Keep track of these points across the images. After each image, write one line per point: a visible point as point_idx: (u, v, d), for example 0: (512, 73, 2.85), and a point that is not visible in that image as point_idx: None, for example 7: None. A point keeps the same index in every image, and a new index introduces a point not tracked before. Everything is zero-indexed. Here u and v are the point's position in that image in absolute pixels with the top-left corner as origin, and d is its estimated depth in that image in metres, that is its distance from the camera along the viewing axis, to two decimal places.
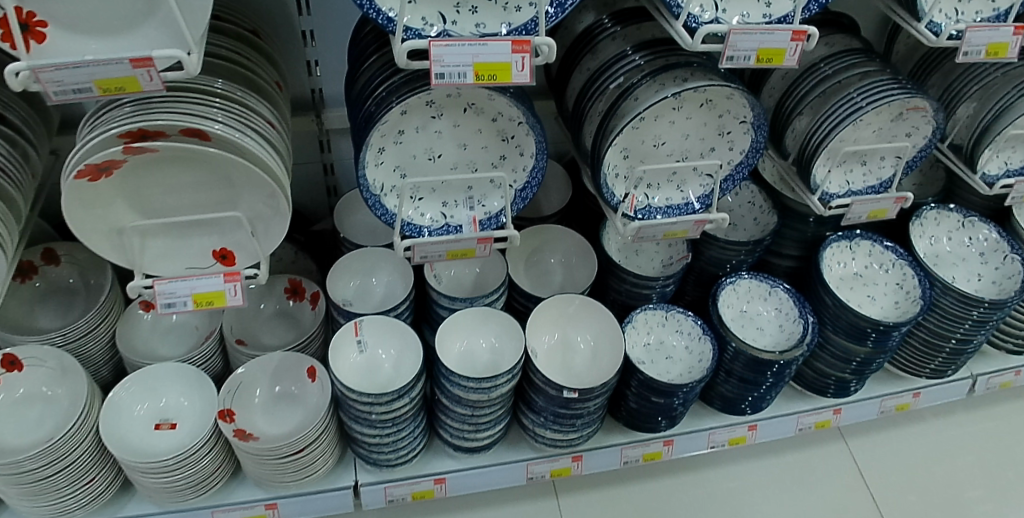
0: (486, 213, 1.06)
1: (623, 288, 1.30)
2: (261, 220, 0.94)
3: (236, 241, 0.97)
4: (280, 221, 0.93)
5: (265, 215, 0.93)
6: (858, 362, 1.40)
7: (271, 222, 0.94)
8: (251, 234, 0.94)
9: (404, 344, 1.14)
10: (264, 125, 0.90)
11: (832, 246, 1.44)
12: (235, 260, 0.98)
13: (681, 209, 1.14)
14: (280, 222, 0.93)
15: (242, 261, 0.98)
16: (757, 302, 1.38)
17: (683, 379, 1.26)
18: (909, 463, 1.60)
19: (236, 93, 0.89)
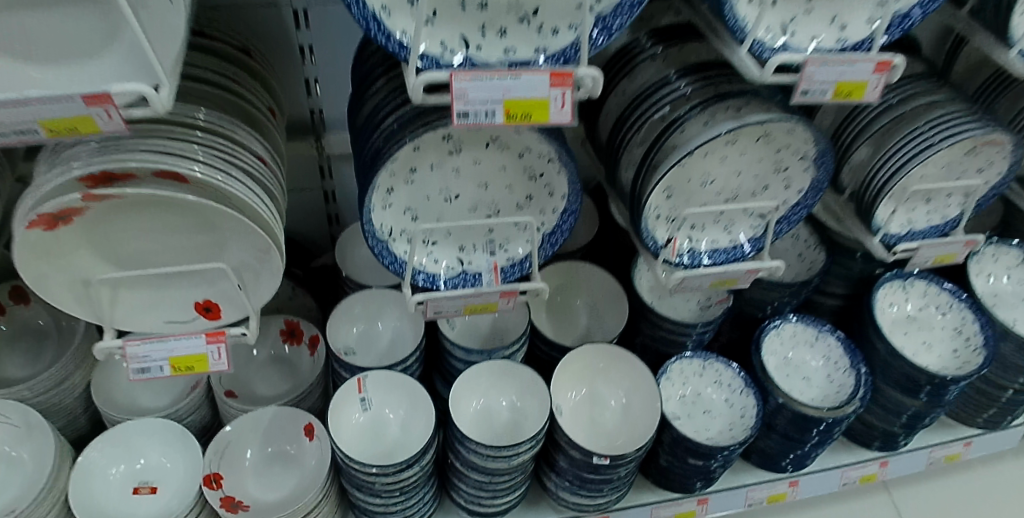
0: (509, 260, 0.93)
1: (657, 334, 1.17)
2: (249, 271, 0.82)
3: (221, 295, 0.84)
4: (270, 277, 0.81)
5: (251, 266, 0.81)
6: (909, 416, 1.26)
7: (261, 273, 0.81)
8: (237, 287, 0.82)
9: (412, 401, 1.02)
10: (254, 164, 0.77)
11: (884, 286, 1.31)
12: (221, 314, 0.85)
13: (728, 257, 1.02)
14: (270, 275, 0.81)
15: (229, 314, 0.85)
16: (804, 349, 1.25)
17: (723, 437, 1.12)
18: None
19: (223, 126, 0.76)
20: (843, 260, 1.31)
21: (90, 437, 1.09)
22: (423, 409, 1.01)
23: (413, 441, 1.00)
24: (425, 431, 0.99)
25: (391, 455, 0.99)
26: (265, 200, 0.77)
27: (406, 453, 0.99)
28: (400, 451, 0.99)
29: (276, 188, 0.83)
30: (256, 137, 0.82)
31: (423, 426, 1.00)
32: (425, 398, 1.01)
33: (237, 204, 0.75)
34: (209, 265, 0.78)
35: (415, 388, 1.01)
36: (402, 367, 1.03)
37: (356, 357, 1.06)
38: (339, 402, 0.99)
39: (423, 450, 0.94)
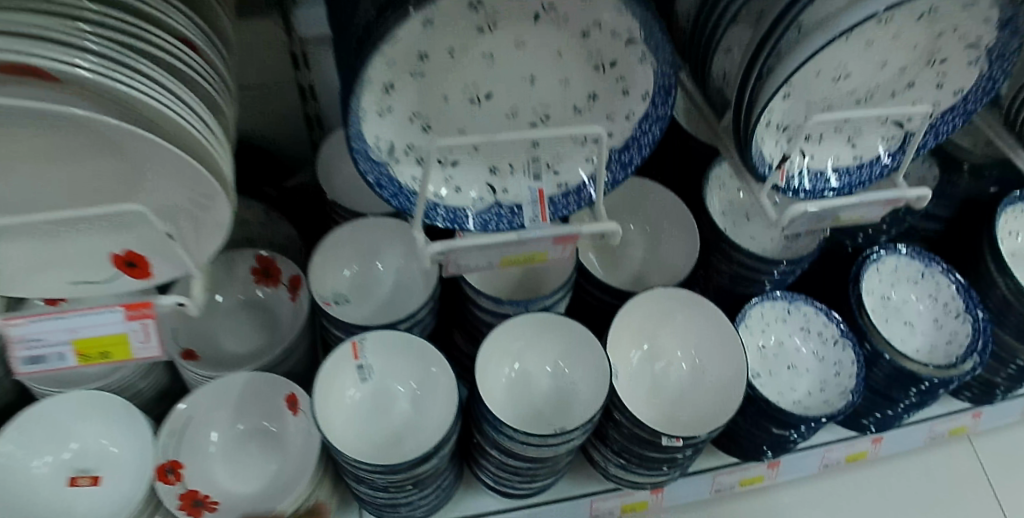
0: (561, 188, 0.66)
1: (730, 273, 0.90)
2: (181, 214, 0.59)
3: (148, 242, 0.60)
4: (215, 230, 0.59)
5: (180, 209, 0.58)
6: (1017, 368, 1.00)
7: (203, 225, 0.59)
8: (166, 237, 0.59)
9: (425, 371, 0.79)
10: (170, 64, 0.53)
11: (1008, 210, 1.04)
12: (151, 271, 0.61)
13: (856, 182, 0.75)
14: (214, 228, 0.58)
15: (164, 272, 0.61)
16: (907, 287, 1.00)
17: (813, 403, 0.90)
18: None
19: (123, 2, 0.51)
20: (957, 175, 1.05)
21: (20, 404, 0.87)
22: (442, 381, 0.77)
23: (429, 423, 0.77)
24: (445, 411, 0.76)
25: (400, 441, 0.77)
26: (191, 119, 0.53)
27: (420, 439, 0.76)
28: (413, 435, 0.77)
29: (216, 92, 0.60)
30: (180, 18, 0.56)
31: (441, 404, 0.77)
32: (442, 368, 0.77)
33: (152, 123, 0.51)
34: (122, 208, 0.54)
35: (430, 351, 0.77)
36: (409, 323, 0.78)
37: (350, 308, 0.81)
38: (330, 377, 0.75)
39: (444, 440, 0.72)
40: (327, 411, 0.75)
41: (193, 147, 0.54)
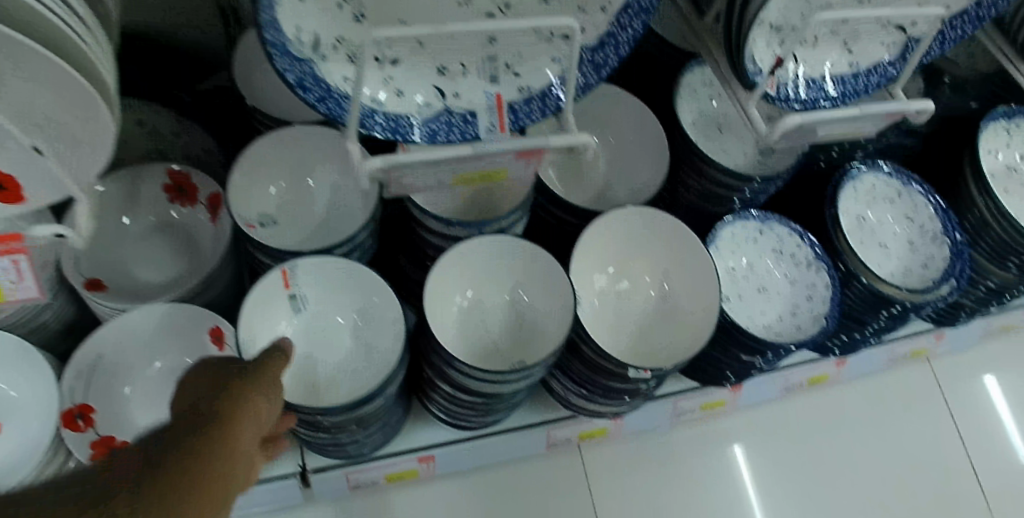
0: (522, 93, 0.56)
1: (698, 191, 0.83)
2: (52, 123, 0.47)
3: (15, 155, 0.49)
4: (100, 147, 0.49)
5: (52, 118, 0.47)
6: (988, 288, 1.00)
7: (83, 143, 0.49)
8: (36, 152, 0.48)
9: (368, 302, 0.70)
10: None
11: (989, 127, 0.99)
12: (24, 195, 0.51)
13: (851, 93, 0.67)
14: (100, 147, 0.49)
15: (46, 194, 0.52)
16: (884, 206, 0.95)
17: (782, 329, 0.85)
18: (1001, 395, 1.26)
19: None
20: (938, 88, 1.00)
21: None
22: (388, 312, 0.69)
23: (375, 358, 0.70)
24: (393, 346, 0.69)
25: (344, 378, 0.70)
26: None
27: (365, 376, 0.69)
28: (358, 372, 0.70)
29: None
30: None
31: (388, 337, 0.69)
32: (389, 299, 0.69)
33: (14, 14, 0.40)
34: None
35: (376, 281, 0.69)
36: (348, 247, 0.69)
37: (277, 232, 0.71)
38: (254, 310, 0.65)
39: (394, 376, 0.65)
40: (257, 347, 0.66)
41: (69, 50, 0.43)
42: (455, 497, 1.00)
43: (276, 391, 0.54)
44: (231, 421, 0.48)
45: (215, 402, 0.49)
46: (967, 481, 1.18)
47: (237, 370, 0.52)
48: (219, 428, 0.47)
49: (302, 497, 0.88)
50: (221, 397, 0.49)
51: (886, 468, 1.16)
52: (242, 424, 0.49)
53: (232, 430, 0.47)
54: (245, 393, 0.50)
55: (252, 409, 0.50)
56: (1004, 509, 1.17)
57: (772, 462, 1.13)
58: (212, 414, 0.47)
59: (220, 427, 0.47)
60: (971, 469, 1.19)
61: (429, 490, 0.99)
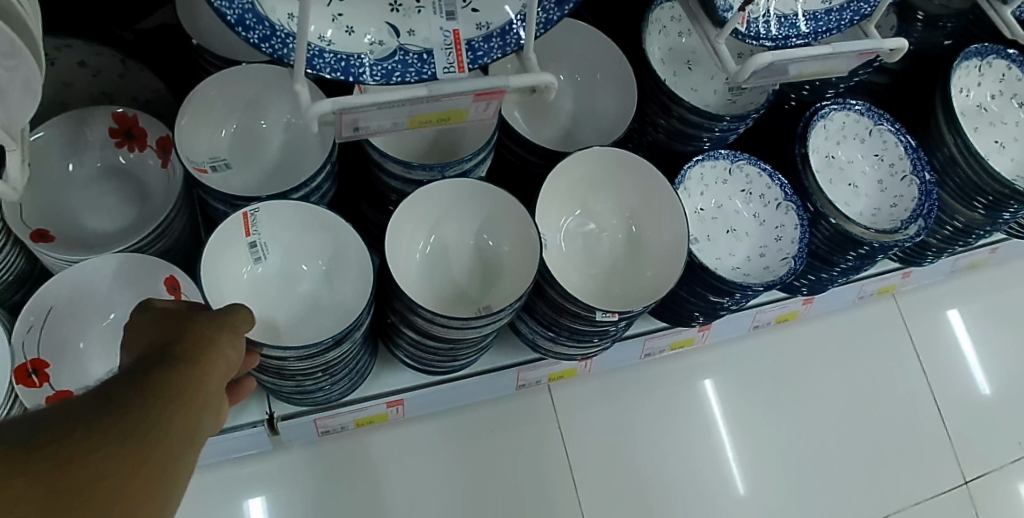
0: (481, 30, 0.52)
1: (668, 131, 0.81)
2: None
3: None
4: (27, 95, 0.43)
5: None
6: (955, 228, 1.01)
7: (6, 93, 0.43)
8: None
9: (335, 249, 0.69)
10: None
11: (961, 66, 0.98)
12: None
13: (822, 29, 0.64)
14: (25, 95, 0.43)
15: None
16: (853, 145, 0.94)
17: (750, 269, 0.85)
18: (961, 328, 1.30)
19: None
20: (912, 27, 0.97)
21: None
22: (353, 258, 0.68)
23: (339, 305, 0.68)
24: (358, 293, 0.68)
25: (309, 327, 0.68)
26: None
27: (328, 324, 0.68)
28: (322, 320, 0.68)
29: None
30: None
31: (353, 285, 0.68)
32: (356, 243, 0.67)
33: None
34: None
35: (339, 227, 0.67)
36: (306, 193, 0.66)
37: (232, 174, 0.69)
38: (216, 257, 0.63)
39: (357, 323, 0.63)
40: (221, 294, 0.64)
41: None
42: (425, 438, 1.01)
43: (240, 344, 0.50)
44: (195, 360, 0.43)
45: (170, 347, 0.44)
46: (926, 411, 1.22)
47: (188, 317, 0.48)
48: (181, 365, 0.42)
49: (271, 443, 0.88)
50: (177, 341, 0.45)
51: (849, 401, 1.19)
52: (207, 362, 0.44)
53: (201, 374, 0.43)
54: (207, 337, 0.46)
55: (215, 353, 0.46)
56: (959, 436, 1.22)
57: (740, 398, 1.15)
58: (170, 355, 0.43)
59: (180, 366, 0.42)
60: (930, 399, 1.23)
61: (400, 432, 1.00)
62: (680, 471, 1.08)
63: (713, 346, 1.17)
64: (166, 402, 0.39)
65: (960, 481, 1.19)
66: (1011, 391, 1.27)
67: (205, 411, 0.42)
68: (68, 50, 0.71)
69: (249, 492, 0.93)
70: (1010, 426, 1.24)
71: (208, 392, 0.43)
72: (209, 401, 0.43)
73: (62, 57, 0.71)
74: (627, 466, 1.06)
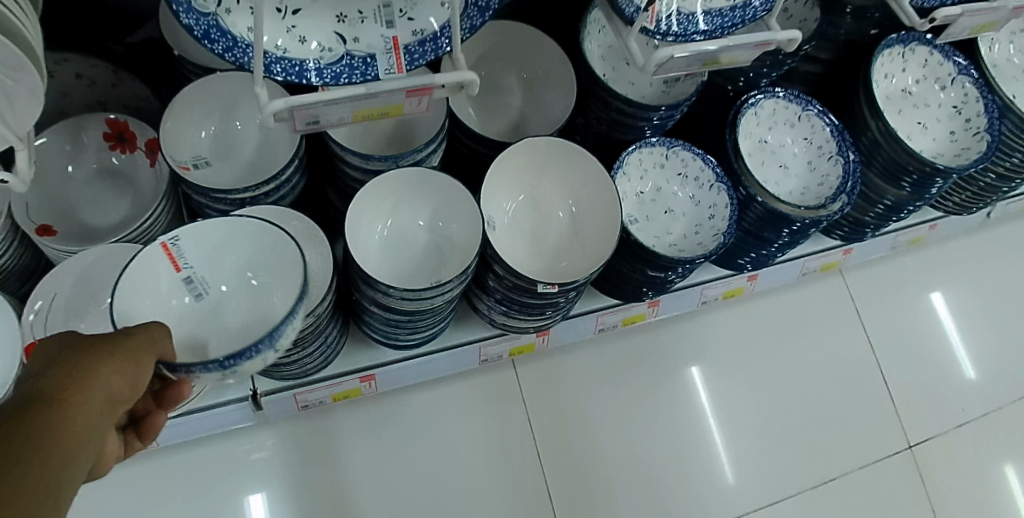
0: (417, 36, 0.61)
1: (606, 121, 0.90)
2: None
3: None
4: (32, 101, 0.50)
5: None
6: (885, 206, 1.11)
7: (16, 100, 0.50)
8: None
9: (258, 254, 0.72)
10: None
11: (883, 52, 1.06)
12: None
13: (727, 25, 0.71)
14: (31, 100, 0.50)
15: None
16: (782, 130, 1.02)
17: (686, 244, 0.94)
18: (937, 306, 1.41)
19: None
20: (839, 19, 1.01)
21: None
22: (289, 255, 0.71)
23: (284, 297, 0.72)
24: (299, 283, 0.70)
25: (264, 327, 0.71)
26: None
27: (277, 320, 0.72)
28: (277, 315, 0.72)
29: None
30: None
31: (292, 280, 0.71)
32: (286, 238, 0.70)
33: None
34: None
35: (271, 227, 0.71)
36: (276, 184, 0.75)
37: (211, 171, 0.78)
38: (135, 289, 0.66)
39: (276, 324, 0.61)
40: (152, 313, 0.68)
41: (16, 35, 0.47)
42: (402, 411, 1.10)
43: (137, 364, 0.53)
44: (61, 398, 0.49)
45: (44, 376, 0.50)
46: (872, 379, 1.31)
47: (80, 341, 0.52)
48: (47, 404, 0.48)
49: (256, 418, 0.97)
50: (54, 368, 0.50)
51: (800, 373, 1.28)
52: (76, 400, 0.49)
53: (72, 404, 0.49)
54: (86, 365, 0.51)
55: (94, 379, 0.50)
56: (905, 403, 1.31)
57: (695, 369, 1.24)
58: (39, 393, 0.48)
59: (51, 400, 0.48)
60: (875, 369, 1.32)
61: (378, 406, 1.09)
62: (640, 440, 1.17)
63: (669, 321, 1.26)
64: (24, 448, 0.45)
65: (905, 446, 1.28)
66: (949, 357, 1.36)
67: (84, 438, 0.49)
68: (65, 64, 0.79)
69: (239, 461, 1.03)
70: (952, 393, 1.34)
71: (79, 425, 0.49)
72: (85, 433, 0.49)
73: (61, 70, 0.80)
74: (591, 433, 1.15)
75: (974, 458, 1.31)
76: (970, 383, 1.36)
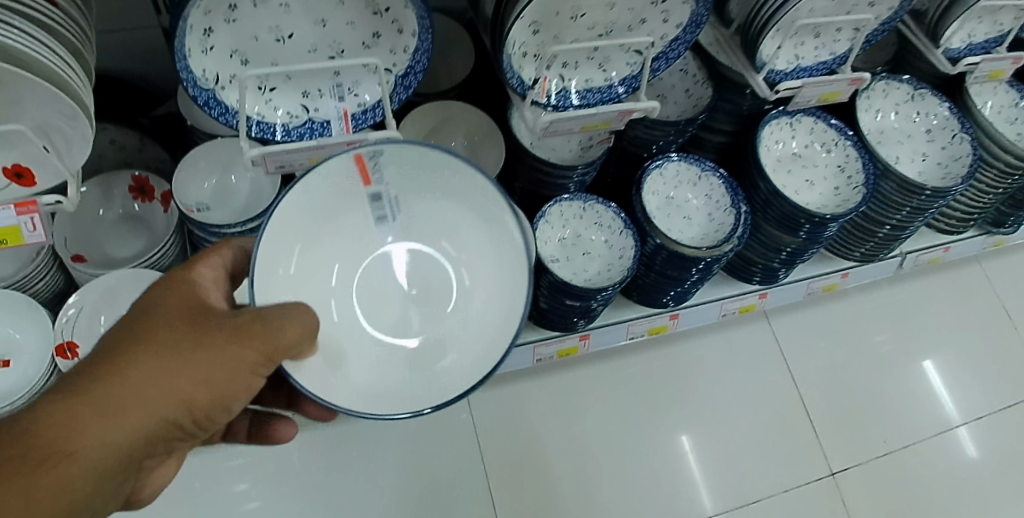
0: (360, 107, 0.84)
1: (530, 179, 1.12)
2: (56, 131, 0.69)
3: (31, 157, 0.71)
4: (82, 144, 0.70)
5: (54, 126, 0.68)
6: (787, 252, 1.29)
7: (72, 147, 0.70)
8: (46, 151, 0.69)
9: (446, 182, 0.76)
10: (45, 10, 0.63)
11: (771, 123, 1.27)
12: (36, 179, 0.73)
13: (603, 99, 0.93)
14: (82, 141, 0.69)
15: (47, 179, 0.73)
16: (686, 188, 1.23)
17: (601, 279, 1.14)
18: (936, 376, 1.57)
19: None
20: (732, 97, 1.23)
21: None
22: (488, 220, 0.78)
23: (463, 335, 0.81)
24: (490, 341, 0.77)
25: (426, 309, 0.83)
26: (67, 65, 0.65)
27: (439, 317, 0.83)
28: (440, 309, 0.83)
29: (77, 40, 0.68)
30: None
31: (491, 274, 0.81)
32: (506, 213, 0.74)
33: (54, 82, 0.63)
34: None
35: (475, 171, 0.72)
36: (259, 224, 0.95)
37: (210, 215, 0.98)
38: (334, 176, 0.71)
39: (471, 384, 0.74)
40: (310, 220, 0.75)
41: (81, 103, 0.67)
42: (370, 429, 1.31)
43: (223, 369, 0.62)
44: (148, 371, 0.59)
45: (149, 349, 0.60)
46: (796, 413, 1.47)
47: (215, 322, 0.63)
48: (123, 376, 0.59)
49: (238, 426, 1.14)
50: (156, 347, 0.60)
51: (727, 406, 1.45)
52: (150, 386, 0.59)
53: (139, 382, 0.59)
54: (180, 356, 0.61)
55: (173, 370, 0.60)
56: (826, 435, 1.47)
57: (625, 396, 1.43)
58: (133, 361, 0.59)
59: (134, 373, 0.59)
60: (798, 403, 1.48)
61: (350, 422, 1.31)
62: (579, 460, 1.35)
63: (604, 355, 1.46)
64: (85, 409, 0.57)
65: (827, 473, 1.43)
66: (868, 394, 1.52)
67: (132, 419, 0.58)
68: (103, 132, 1.03)
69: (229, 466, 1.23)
70: (874, 426, 1.49)
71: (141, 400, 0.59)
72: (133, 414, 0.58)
73: (99, 137, 1.03)
74: (536, 449, 1.35)
75: (894, 486, 1.44)
76: (891, 419, 1.50)
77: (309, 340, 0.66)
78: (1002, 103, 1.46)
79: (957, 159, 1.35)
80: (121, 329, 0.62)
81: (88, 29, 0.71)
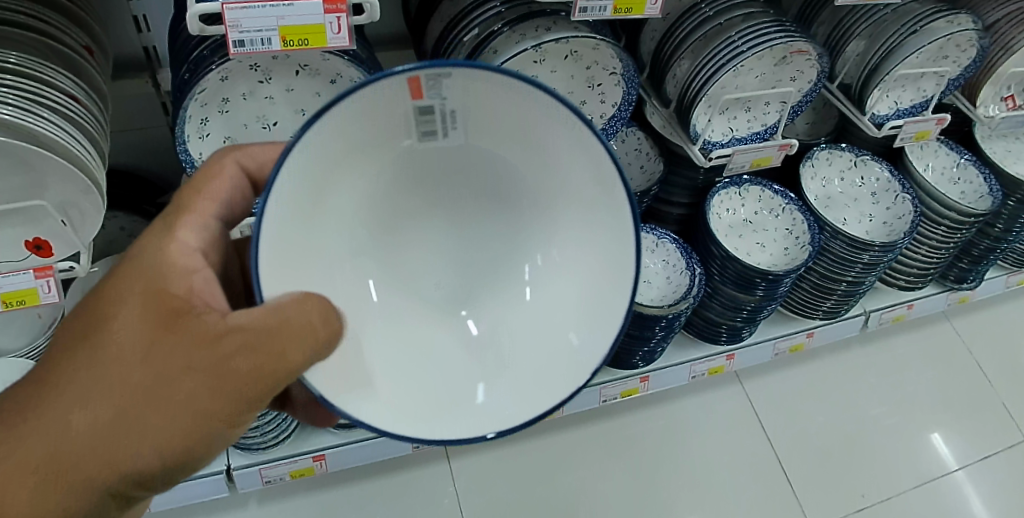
0: None
1: None
2: (73, 207, 0.81)
3: (49, 232, 0.83)
4: (95, 216, 0.82)
5: (73, 203, 0.81)
6: (747, 311, 1.37)
7: (86, 220, 0.83)
8: (62, 224, 0.81)
9: (523, 107, 0.65)
10: (67, 104, 0.77)
11: (720, 193, 1.39)
12: (53, 250, 0.85)
13: None
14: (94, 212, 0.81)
15: (61, 250, 0.85)
16: (644, 255, 1.34)
17: None
18: (913, 430, 1.61)
19: (32, 68, 0.74)
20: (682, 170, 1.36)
21: None
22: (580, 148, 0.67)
23: (517, 338, 0.77)
24: (554, 365, 0.72)
25: (482, 273, 0.82)
26: (84, 147, 0.78)
27: (488, 302, 0.81)
28: (500, 283, 0.81)
29: (94, 129, 0.82)
30: (70, 76, 0.79)
31: (586, 224, 0.73)
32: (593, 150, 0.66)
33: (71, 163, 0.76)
34: (25, 203, 0.76)
35: (578, 118, 0.63)
36: None
37: None
38: (379, 94, 0.59)
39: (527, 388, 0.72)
40: (341, 143, 0.64)
41: (94, 181, 0.80)
42: (356, 496, 1.36)
43: (183, 428, 0.57)
44: (101, 423, 0.56)
45: (105, 397, 0.56)
46: (773, 470, 1.51)
47: (179, 371, 0.57)
48: (74, 427, 0.56)
49: (228, 491, 1.20)
50: (112, 398, 0.56)
51: (705, 466, 1.49)
52: (94, 452, 0.56)
53: (88, 438, 0.56)
54: (137, 410, 0.56)
55: (126, 426, 0.56)
56: (802, 490, 1.49)
57: (605, 460, 1.47)
58: (86, 409, 0.56)
59: (86, 423, 0.56)
60: (775, 461, 1.52)
61: (337, 489, 1.35)
62: None
63: (584, 419, 1.51)
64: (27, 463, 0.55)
65: None
66: (844, 449, 1.56)
67: (75, 475, 0.56)
68: (113, 219, 1.16)
69: None
70: (851, 481, 1.52)
71: (87, 460, 0.56)
72: (75, 473, 0.56)
73: (111, 224, 1.16)
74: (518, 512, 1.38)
75: None
76: (868, 474, 1.53)
77: (321, 355, 0.60)
78: (944, 165, 1.57)
79: (900, 217, 1.45)
80: (76, 354, 0.58)
81: (102, 120, 0.84)
